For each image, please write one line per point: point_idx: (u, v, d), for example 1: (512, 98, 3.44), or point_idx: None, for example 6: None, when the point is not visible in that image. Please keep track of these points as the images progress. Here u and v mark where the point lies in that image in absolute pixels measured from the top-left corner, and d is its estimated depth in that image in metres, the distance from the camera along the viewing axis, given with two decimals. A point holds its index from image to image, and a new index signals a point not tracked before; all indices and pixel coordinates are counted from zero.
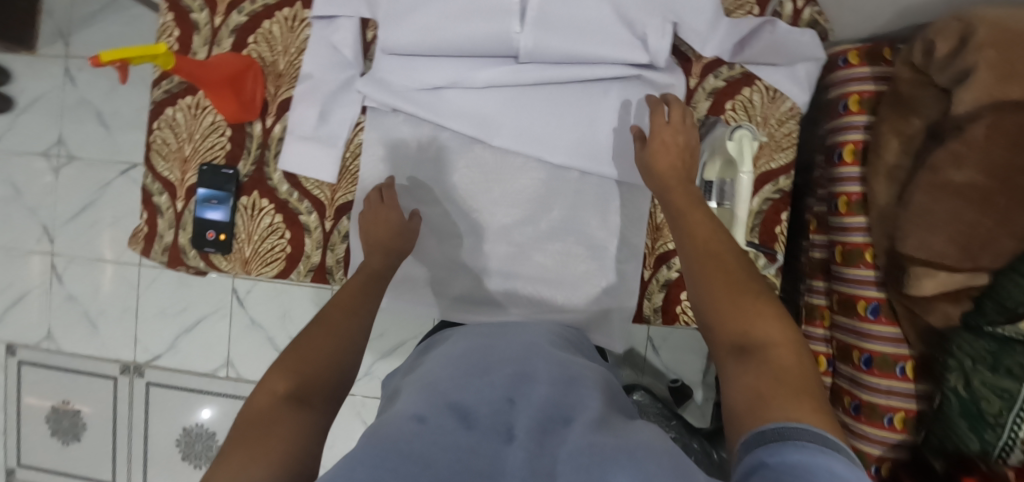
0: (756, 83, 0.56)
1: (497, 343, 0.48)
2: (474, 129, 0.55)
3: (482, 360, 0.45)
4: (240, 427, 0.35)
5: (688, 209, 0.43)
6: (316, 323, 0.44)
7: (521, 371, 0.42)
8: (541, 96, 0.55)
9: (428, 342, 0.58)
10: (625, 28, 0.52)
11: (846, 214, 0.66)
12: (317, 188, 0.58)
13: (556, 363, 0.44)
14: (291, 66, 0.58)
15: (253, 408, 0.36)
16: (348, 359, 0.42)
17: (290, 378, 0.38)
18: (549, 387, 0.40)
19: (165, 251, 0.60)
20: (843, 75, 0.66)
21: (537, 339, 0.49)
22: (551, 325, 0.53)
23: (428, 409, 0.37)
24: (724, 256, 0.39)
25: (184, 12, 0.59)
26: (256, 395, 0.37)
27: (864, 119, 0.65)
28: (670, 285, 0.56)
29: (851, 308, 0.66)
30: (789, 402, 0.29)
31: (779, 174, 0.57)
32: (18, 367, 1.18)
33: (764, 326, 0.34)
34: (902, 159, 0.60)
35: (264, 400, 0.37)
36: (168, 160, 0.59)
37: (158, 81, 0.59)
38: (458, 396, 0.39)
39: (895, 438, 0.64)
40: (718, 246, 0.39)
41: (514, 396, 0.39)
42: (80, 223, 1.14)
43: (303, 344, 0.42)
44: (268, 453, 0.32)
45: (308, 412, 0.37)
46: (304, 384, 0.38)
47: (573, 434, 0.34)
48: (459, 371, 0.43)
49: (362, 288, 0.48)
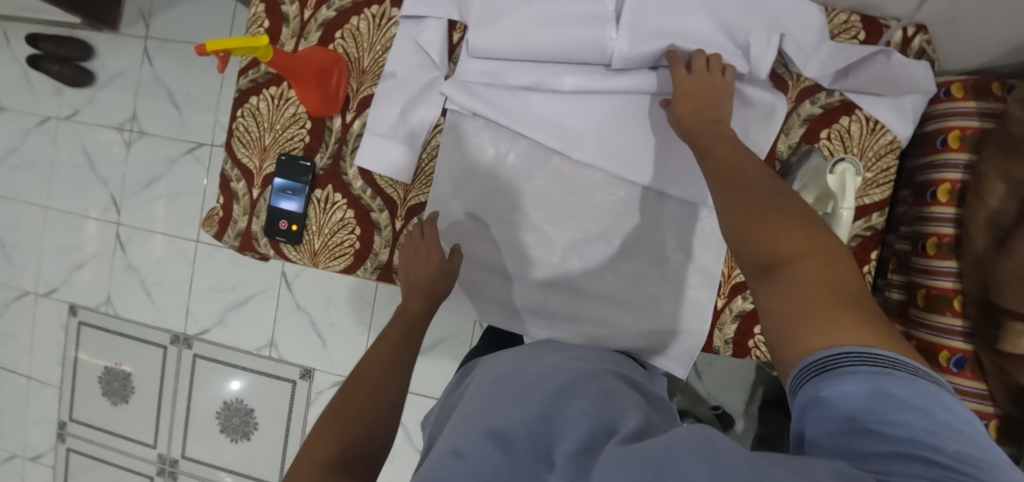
0: (855, 112, 0.53)
1: (537, 360, 0.47)
2: (557, 141, 0.54)
3: (518, 380, 0.43)
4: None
5: (714, 147, 0.42)
6: (351, 384, 0.44)
7: (557, 389, 0.40)
8: (629, 109, 0.54)
9: (468, 365, 0.58)
10: (726, 36, 0.51)
11: (934, 256, 0.61)
12: (391, 187, 0.58)
13: (589, 376, 0.43)
14: (375, 64, 0.58)
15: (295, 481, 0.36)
16: (386, 422, 0.42)
17: (331, 445, 0.38)
18: (589, 400, 0.38)
19: (238, 236, 0.61)
20: (944, 108, 0.62)
21: (571, 356, 0.47)
22: (592, 349, 0.51)
23: (469, 438, 0.36)
24: (751, 181, 0.37)
25: (275, 4, 0.60)
26: (298, 467, 0.37)
27: (964, 157, 0.60)
28: (743, 317, 0.54)
29: (931, 358, 0.61)
30: (826, 318, 0.27)
31: (874, 210, 0.54)
32: (78, 327, 1.25)
33: (792, 242, 0.31)
34: (1007, 203, 0.55)
35: (307, 472, 0.36)
36: (248, 147, 0.60)
37: (245, 70, 0.60)
38: (493, 419, 0.38)
39: None
40: (744, 174, 0.38)
41: (550, 412, 0.37)
42: (146, 196, 1.19)
43: (342, 406, 0.42)
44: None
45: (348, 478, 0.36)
46: (345, 452, 0.38)
47: (609, 452, 0.32)
48: (492, 394, 0.42)
49: (397, 341, 0.49)
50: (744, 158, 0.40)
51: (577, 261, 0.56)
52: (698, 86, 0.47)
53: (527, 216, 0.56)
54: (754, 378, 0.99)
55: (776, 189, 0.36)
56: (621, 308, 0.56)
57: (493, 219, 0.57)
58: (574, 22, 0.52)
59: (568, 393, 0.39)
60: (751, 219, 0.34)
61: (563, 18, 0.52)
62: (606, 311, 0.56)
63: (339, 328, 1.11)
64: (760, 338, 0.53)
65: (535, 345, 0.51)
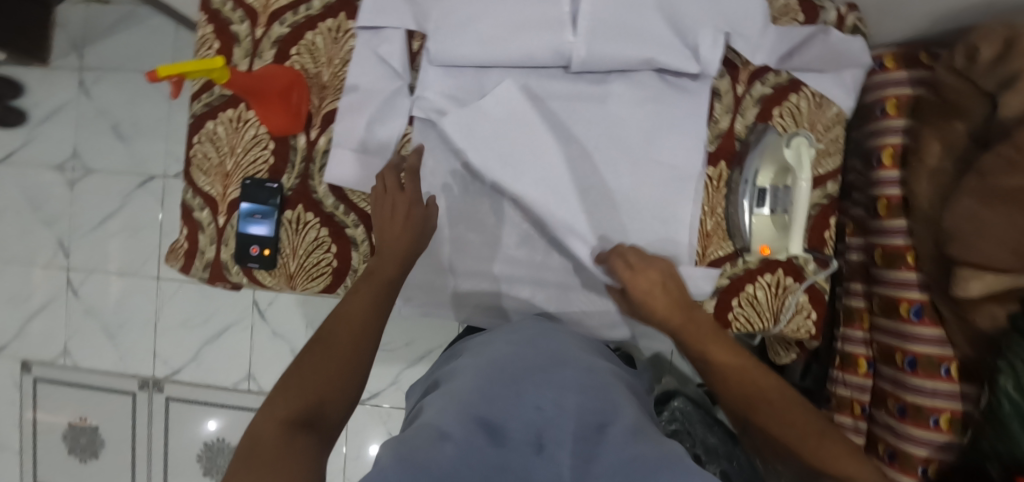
0: (802, 89, 0.57)
1: (537, 349, 0.48)
2: None
3: (514, 370, 0.43)
4: (242, 459, 0.33)
5: (699, 342, 0.50)
6: (317, 342, 0.42)
7: (549, 380, 0.41)
8: (594, 105, 0.56)
9: (452, 350, 0.59)
10: (678, 38, 0.54)
11: (887, 218, 0.66)
12: (363, 202, 0.57)
13: (583, 371, 0.44)
14: (335, 78, 0.57)
15: (259, 438, 0.34)
16: (355, 383, 0.41)
17: (295, 404, 0.37)
18: (581, 395, 0.39)
19: (207, 267, 0.59)
20: (880, 79, 0.67)
21: (566, 348, 0.49)
22: (577, 339, 0.54)
23: (457, 416, 0.35)
24: (759, 382, 0.49)
25: (224, 24, 0.58)
26: (260, 423, 0.36)
27: (902, 123, 0.66)
28: (721, 292, 0.57)
29: (892, 310, 0.66)
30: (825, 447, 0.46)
31: (828, 179, 0.57)
32: (33, 384, 1.16)
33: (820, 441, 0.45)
34: (944, 162, 0.59)
35: (272, 430, 0.35)
36: (209, 175, 0.58)
37: (198, 94, 0.58)
38: (483, 406, 0.37)
39: (942, 439, 0.62)
40: (745, 375, 0.49)
41: (541, 403, 0.38)
42: (98, 236, 1.12)
43: (310, 365, 0.40)
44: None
45: (318, 435, 0.35)
46: (311, 410, 0.37)
47: (609, 444, 0.33)
48: (487, 380, 0.41)
49: (370, 298, 0.46)
50: (728, 349, 0.50)
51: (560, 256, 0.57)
52: (647, 280, 0.50)
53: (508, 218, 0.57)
54: None
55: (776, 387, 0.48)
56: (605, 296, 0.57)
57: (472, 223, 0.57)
58: (534, 26, 0.54)
59: (567, 384, 0.41)
60: (785, 422, 0.47)
61: (524, 22, 0.54)
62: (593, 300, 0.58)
63: None
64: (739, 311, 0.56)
65: (528, 332, 0.52)
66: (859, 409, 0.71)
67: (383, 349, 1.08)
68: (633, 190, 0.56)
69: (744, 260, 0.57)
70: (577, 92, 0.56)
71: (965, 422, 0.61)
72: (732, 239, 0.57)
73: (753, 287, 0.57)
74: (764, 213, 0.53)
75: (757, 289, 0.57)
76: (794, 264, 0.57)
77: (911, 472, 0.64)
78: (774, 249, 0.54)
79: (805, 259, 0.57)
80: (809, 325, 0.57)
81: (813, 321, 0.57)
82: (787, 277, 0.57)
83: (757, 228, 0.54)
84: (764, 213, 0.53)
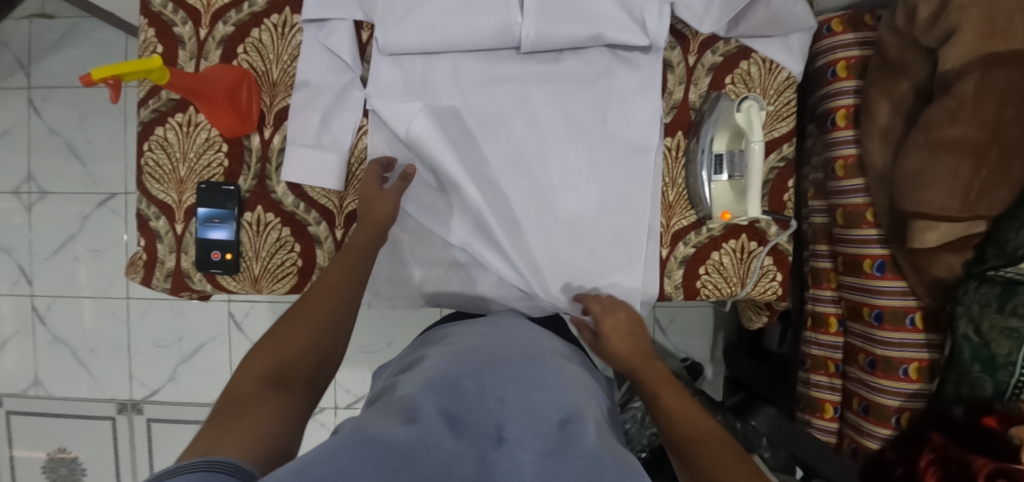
0: (752, 56, 0.58)
1: (506, 342, 0.48)
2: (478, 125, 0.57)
3: (486, 356, 0.44)
4: (219, 410, 0.35)
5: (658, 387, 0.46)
6: (296, 308, 0.44)
7: (514, 371, 0.42)
8: (547, 87, 0.57)
9: (422, 338, 0.58)
10: (624, 13, 0.55)
11: (844, 177, 0.67)
12: (324, 198, 0.57)
13: (550, 369, 0.44)
14: (286, 74, 0.57)
15: (236, 391, 0.36)
16: (332, 345, 0.43)
17: (271, 362, 0.39)
18: (551, 392, 0.39)
19: (168, 277, 0.58)
20: (829, 43, 0.69)
21: (537, 346, 0.49)
22: (547, 337, 0.54)
23: (422, 407, 0.35)
24: (702, 424, 0.41)
25: (166, 26, 0.56)
26: (236, 380, 0.37)
27: (853, 84, 0.67)
28: (687, 261, 0.58)
29: (857, 267, 0.67)
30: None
31: (783, 141, 0.58)
32: (6, 418, 1.12)
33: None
34: (894, 120, 0.61)
35: (249, 384, 0.37)
36: (163, 182, 0.57)
37: (145, 100, 0.56)
38: (445, 399, 0.36)
39: (911, 388, 0.65)
40: (693, 422, 0.41)
41: (505, 394, 0.37)
42: (61, 261, 1.09)
43: (285, 329, 0.42)
44: (246, 430, 0.32)
45: (288, 395, 0.37)
46: (286, 367, 0.39)
47: (577, 444, 0.32)
48: (455, 366, 0.42)
49: (347, 269, 0.48)
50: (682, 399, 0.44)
51: (524, 238, 0.58)
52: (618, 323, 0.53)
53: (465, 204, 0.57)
54: (715, 325, 1.10)
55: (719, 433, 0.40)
56: (570, 274, 0.58)
57: (438, 210, 0.58)
58: (480, 8, 0.54)
59: (534, 380, 0.41)
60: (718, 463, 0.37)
61: (470, 6, 0.54)
62: (562, 277, 0.58)
63: None
64: (705, 278, 0.57)
65: (494, 323, 0.54)
66: (833, 367, 0.73)
67: (364, 351, 1.07)
68: (589, 172, 0.57)
69: (707, 229, 0.57)
70: (530, 73, 0.57)
71: (933, 370, 0.64)
72: (695, 208, 0.58)
73: (718, 255, 0.58)
74: (723, 179, 0.55)
75: (722, 256, 0.58)
76: (756, 228, 0.58)
77: (886, 423, 0.66)
78: (733, 214, 0.55)
79: (766, 222, 0.58)
80: (775, 287, 0.59)
81: (778, 282, 0.59)
82: (750, 241, 0.58)
83: (717, 194, 0.55)
84: (722, 179, 0.55)
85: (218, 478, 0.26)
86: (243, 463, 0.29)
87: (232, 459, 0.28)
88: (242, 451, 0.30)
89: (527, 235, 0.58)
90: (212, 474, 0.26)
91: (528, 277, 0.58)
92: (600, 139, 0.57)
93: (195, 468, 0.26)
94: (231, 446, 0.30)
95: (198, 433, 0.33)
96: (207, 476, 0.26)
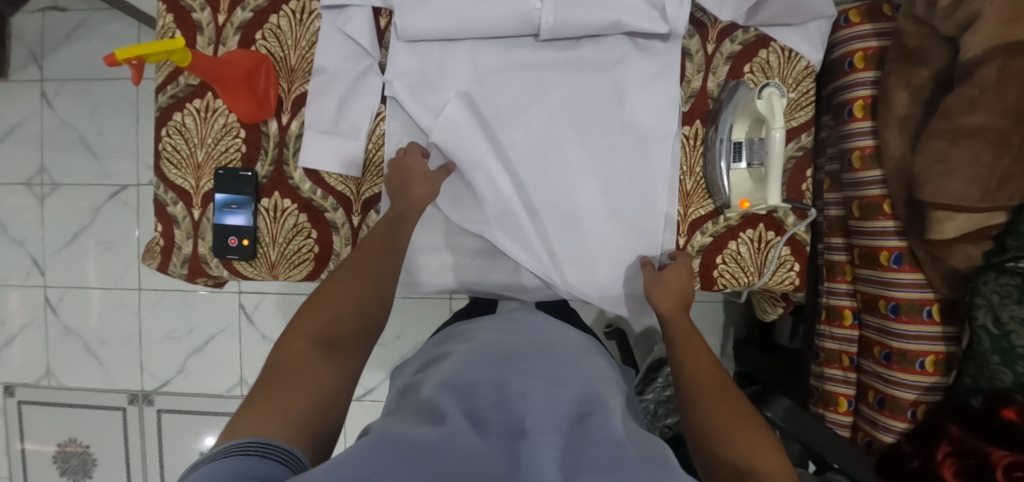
0: (771, 44, 0.57)
1: (524, 337, 0.49)
2: (498, 112, 0.57)
3: (508, 353, 0.44)
4: (274, 367, 0.38)
5: (692, 363, 0.48)
6: (336, 277, 0.46)
7: (530, 366, 0.42)
8: (565, 74, 0.57)
9: (443, 334, 0.59)
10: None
11: (861, 169, 0.67)
12: (341, 184, 0.57)
13: (568, 363, 0.45)
14: (303, 60, 0.57)
15: (286, 353, 0.39)
16: (374, 312, 0.45)
17: (317, 327, 0.41)
18: (571, 389, 0.40)
19: (185, 263, 0.58)
20: (846, 34, 0.68)
21: (556, 340, 0.50)
22: (566, 332, 0.53)
23: (446, 409, 0.36)
24: (714, 374, 0.46)
25: (184, 12, 0.56)
26: (289, 336, 0.41)
27: (870, 75, 0.67)
28: (704, 250, 0.58)
29: (873, 260, 0.67)
30: (752, 441, 0.40)
31: (802, 131, 0.58)
32: (17, 408, 1.13)
33: (751, 446, 0.40)
34: (912, 109, 0.61)
35: (301, 344, 0.40)
36: (180, 167, 0.57)
37: (163, 86, 0.57)
38: (471, 402, 0.37)
39: (928, 380, 0.64)
40: (705, 371, 0.47)
41: (525, 390, 0.38)
42: (73, 252, 1.09)
43: (332, 291, 0.44)
44: (298, 395, 0.36)
45: (337, 355, 0.40)
46: (331, 332, 0.41)
47: (602, 440, 0.33)
48: (471, 366, 0.42)
49: (381, 241, 0.49)
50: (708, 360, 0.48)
51: (541, 226, 0.58)
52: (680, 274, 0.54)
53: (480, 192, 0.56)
54: (725, 320, 1.10)
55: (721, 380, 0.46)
56: (585, 263, 0.58)
57: (456, 199, 0.58)
58: None
59: (551, 377, 0.41)
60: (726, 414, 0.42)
61: None
62: (578, 266, 0.58)
63: None
64: (723, 267, 0.57)
65: (510, 321, 0.54)
66: (847, 360, 0.72)
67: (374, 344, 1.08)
68: (607, 162, 0.57)
69: (725, 218, 0.57)
70: (548, 60, 0.57)
71: (949, 362, 0.64)
72: (712, 198, 0.58)
73: (736, 244, 0.58)
74: (741, 168, 0.54)
75: (739, 246, 0.58)
76: (773, 218, 0.58)
77: (901, 416, 0.66)
78: (752, 202, 0.54)
79: (784, 212, 0.58)
80: (792, 277, 0.58)
81: (796, 272, 0.58)
82: (768, 231, 0.57)
83: (736, 182, 0.55)
84: (741, 168, 0.54)
85: (268, 465, 0.29)
86: (293, 444, 0.32)
87: (282, 439, 0.32)
88: (293, 425, 0.33)
89: (546, 224, 0.58)
90: (264, 461, 0.29)
91: (548, 268, 0.58)
92: (613, 128, 0.57)
93: (246, 452, 0.29)
94: (285, 417, 0.33)
95: (256, 388, 0.36)
96: (257, 460, 0.28)
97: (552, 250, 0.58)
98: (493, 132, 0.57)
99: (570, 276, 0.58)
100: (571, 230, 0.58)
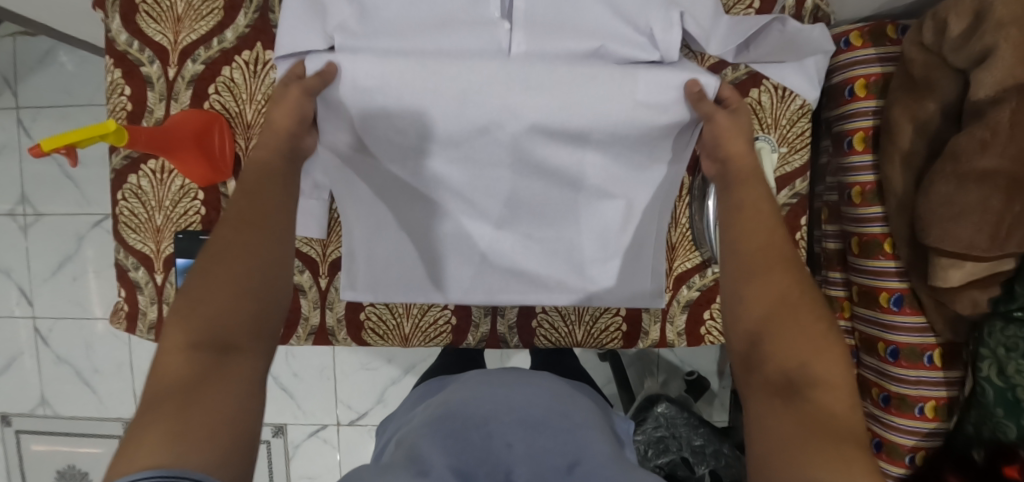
0: (763, 83, 0.54)
1: (503, 382, 0.46)
2: (468, 120, 0.49)
3: (492, 394, 0.43)
4: (160, 389, 0.32)
5: (746, 238, 0.42)
6: (195, 280, 0.37)
7: (521, 416, 0.40)
8: (520, 104, 0.48)
9: (438, 381, 0.58)
10: (627, 27, 0.51)
11: (860, 205, 0.63)
12: (308, 246, 0.62)
13: (559, 411, 0.43)
14: (260, 116, 0.53)
15: (168, 367, 0.33)
16: (273, 290, 0.39)
17: (196, 327, 0.34)
18: (550, 436, 0.39)
19: (151, 329, 0.56)
20: (846, 58, 0.63)
21: (552, 386, 0.48)
22: (558, 381, 0.50)
23: (434, 462, 0.34)
24: (774, 254, 0.41)
25: (133, 66, 0.53)
26: (162, 355, 0.34)
27: (872, 105, 0.62)
28: (692, 305, 0.63)
29: (872, 300, 0.63)
30: (812, 347, 0.36)
31: (796, 177, 0.55)
32: (15, 437, 1.14)
33: (824, 364, 0.35)
34: (917, 145, 0.56)
35: (179, 355, 0.33)
36: (140, 231, 0.54)
37: (115, 146, 0.53)
38: (459, 453, 0.36)
39: (928, 427, 0.62)
40: (759, 240, 0.42)
41: (510, 439, 0.38)
42: (59, 282, 1.08)
43: (200, 279, 0.37)
44: (196, 425, 0.29)
45: (234, 358, 0.34)
46: (218, 327, 0.35)
47: None
48: (453, 416, 0.41)
49: (255, 201, 0.42)
50: (762, 230, 0.42)
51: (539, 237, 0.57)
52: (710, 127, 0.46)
53: (477, 207, 0.55)
54: None
55: (786, 268, 0.40)
56: (576, 286, 0.59)
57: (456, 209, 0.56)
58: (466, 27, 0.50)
59: (550, 430, 0.39)
60: (782, 315, 0.37)
61: (454, 25, 0.50)
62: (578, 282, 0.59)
63: (304, 378, 1.07)
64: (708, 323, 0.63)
65: (507, 371, 0.50)
66: None
67: (365, 369, 1.07)
68: (593, 190, 0.55)
69: (710, 272, 0.62)
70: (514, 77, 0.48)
71: (951, 408, 0.61)
72: (698, 251, 0.62)
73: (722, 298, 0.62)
74: None
75: None
76: None
77: (900, 462, 0.64)
78: None
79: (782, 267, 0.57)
80: None
81: None
82: None
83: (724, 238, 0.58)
84: None
85: None
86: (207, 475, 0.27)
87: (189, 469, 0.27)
88: (199, 457, 0.28)
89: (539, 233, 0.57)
90: None
91: (548, 278, 0.59)
92: (602, 165, 0.54)
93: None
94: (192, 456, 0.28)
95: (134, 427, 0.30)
96: None
97: (551, 263, 0.59)
98: (469, 144, 0.51)
99: (564, 286, 0.59)
100: (568, 249, 0.58)
